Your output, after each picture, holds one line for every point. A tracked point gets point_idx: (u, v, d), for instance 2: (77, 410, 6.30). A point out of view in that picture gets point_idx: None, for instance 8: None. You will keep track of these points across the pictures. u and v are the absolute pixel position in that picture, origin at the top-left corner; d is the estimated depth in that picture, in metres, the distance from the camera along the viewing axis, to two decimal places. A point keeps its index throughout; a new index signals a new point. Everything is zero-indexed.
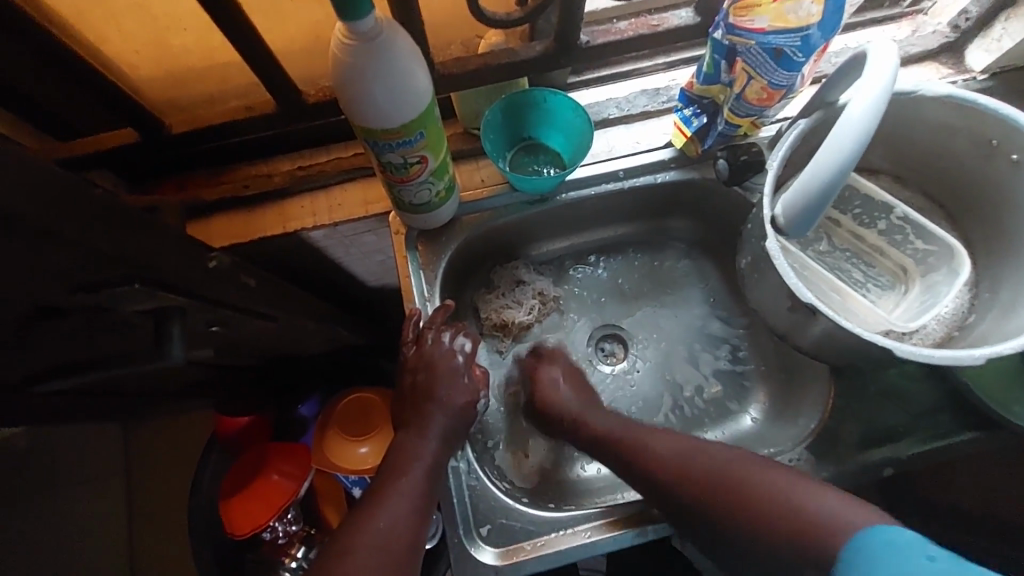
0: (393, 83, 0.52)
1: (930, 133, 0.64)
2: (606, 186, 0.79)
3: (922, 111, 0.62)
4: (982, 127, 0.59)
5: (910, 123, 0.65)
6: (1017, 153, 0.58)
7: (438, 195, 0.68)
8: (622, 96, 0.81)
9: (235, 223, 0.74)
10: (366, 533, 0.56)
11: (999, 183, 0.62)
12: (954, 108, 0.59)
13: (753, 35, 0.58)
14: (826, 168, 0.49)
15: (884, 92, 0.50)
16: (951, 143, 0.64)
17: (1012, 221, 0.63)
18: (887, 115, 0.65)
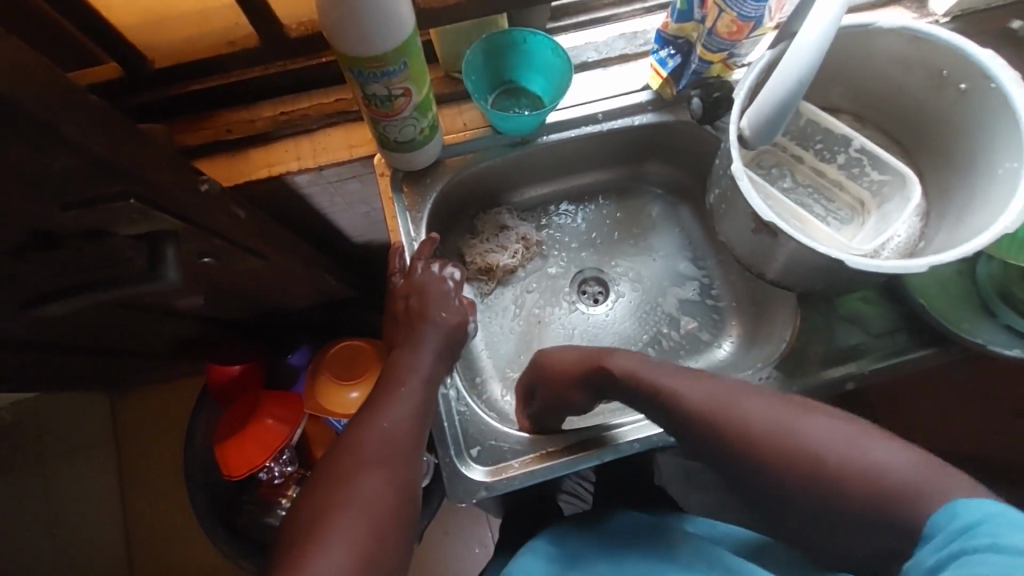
0: (375, 8, 0.54)
1: (887, 67, 0.67)
2: (586, 129, 0.81)
3: (878, 44, 0.65)
4: (934, 58, 0.62)
5: (866, 58, 0.67)
6: (965, 83, 0.61)
7: (422, 133, 0.70)
8: (600, 40, 0.83)
9: (221, 168, 0.75)
10: (372, 432, 0.59)
11: (948, 115, 0.66)
12: (909, 39, 0.62)
13: None
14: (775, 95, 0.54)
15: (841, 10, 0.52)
16: (906, 78, 0.67)
17: (958, 152, 0.66)
18: (844, 51, 0.67)
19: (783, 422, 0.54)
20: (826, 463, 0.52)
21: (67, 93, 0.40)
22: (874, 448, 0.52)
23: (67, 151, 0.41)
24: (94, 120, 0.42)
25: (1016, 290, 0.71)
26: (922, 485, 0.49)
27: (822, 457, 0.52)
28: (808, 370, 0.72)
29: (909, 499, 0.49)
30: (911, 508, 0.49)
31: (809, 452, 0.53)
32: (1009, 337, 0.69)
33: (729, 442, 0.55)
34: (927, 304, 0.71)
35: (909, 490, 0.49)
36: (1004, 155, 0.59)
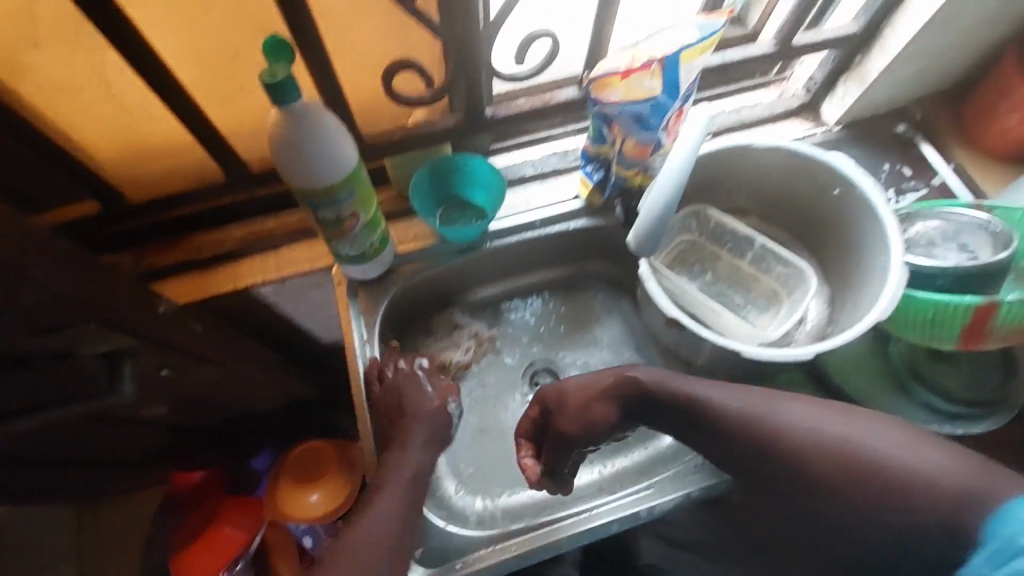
0: (321, 151, 0.63)
1: (777, 176, 0.77)
2: (526, 235, 0.90)
3: (762, 159, 0.75)
4: (812, 169, 0.72)
5: (757, 170, 0.77)
6: (839, 188, 0.71)
7: (372, 246, 0.77)
8: (536, 157, 0.94)
9: (190, 284, 0.82)
10: (356, 536, 0.62)
11: (833, 215, 0.75)
12: (787, 154, 0.72)
13: (612, 105, 0.69)
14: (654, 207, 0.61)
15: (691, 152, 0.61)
16: (794, 185, 0.77)
17: (847, 245, 0.75)
18: (736, 165, 0.77)
19: (800, 428, 0.65)
20: (876, 468, 0.62)
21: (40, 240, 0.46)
22: (918, 454, 0.62)
23: (32, 290, 0.47)
24: (61, 259, 0.49)
25: (920, 366, 0.78)
26: (977, 489, 0.59)
27: (864, 463, 0.63)
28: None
29: (953, 502, 0.59)
30: (935, 506, 0.60)
31: (814, 442, 0.64)
32: (924, 415, 0.75)
33: (734, 428, 0.66)
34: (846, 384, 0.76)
35: (919, 490, 0.60)
36: (880, 248, 0.68)
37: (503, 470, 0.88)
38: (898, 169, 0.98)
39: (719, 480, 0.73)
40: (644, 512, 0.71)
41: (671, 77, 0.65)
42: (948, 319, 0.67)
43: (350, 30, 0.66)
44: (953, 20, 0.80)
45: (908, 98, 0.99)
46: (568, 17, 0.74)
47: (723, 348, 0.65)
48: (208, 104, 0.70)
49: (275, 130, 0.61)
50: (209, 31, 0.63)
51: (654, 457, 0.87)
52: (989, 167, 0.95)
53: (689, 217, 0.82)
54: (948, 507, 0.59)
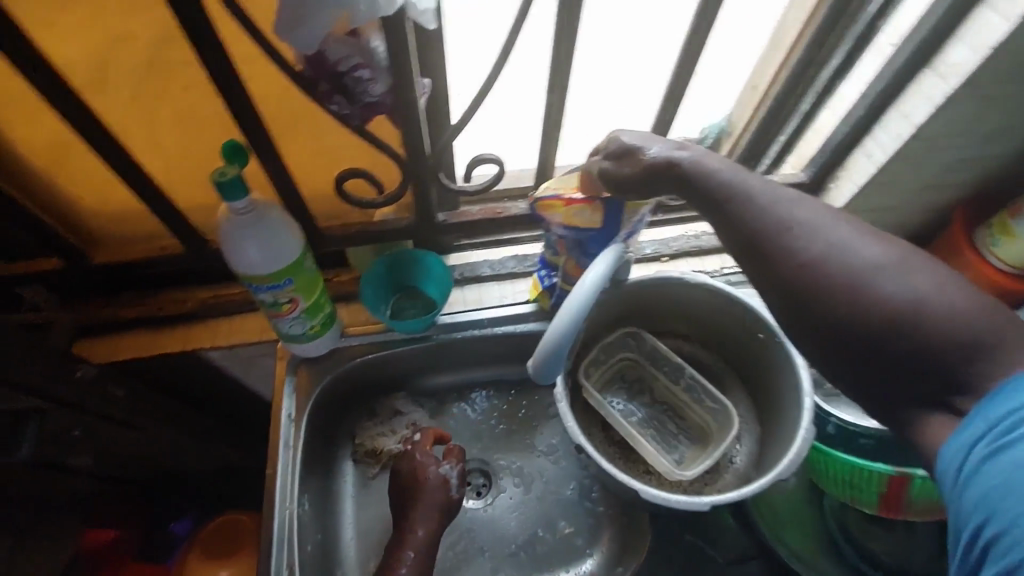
0: (262, 243, 0.67)
1: (710, 310, 0.78)
2: (472, 332, 0.91)
3: (694, 293, 0.77)
4: (739, 310, 0.74)
5: (690, 301, 0.79)
6: (762, 332, 0.72)
7: (312, 329, 0.80)
8: (495, 258, 0.98)
9: (140, 342, 0.85)
10: None
11: (760, 358, 0.75)
12: (715, 292, 0.75)
13: (555, 226, 0.72)
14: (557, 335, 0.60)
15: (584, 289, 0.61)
16: (726, 323, 0.78)
17: (771, 388, 0.75)
18: (671, 295, 0.79)
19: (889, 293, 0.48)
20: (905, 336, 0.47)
21: None
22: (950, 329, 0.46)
23: None
24: None
25: (851, 525, 0.73)
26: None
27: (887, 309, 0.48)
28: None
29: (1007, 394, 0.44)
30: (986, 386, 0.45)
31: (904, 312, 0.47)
32: None
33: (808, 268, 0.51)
34: (771, 534, 0.73)
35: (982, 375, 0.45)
36: (794, 401, 0.68)
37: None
38: None
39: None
40: None
41: (609, 213, 0.69)
42: (861, 484, 0.65)
43: (311, 140, 0.72)
44: (893, 184, 0.83)
45: None
46: (517, 143, 0.82)
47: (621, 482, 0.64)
48: (174, 185, 0.76)
49: (224, 221, 0.66)
50: (177, 129, 0.69)
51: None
52: None
53: (627, 336, 0.82)
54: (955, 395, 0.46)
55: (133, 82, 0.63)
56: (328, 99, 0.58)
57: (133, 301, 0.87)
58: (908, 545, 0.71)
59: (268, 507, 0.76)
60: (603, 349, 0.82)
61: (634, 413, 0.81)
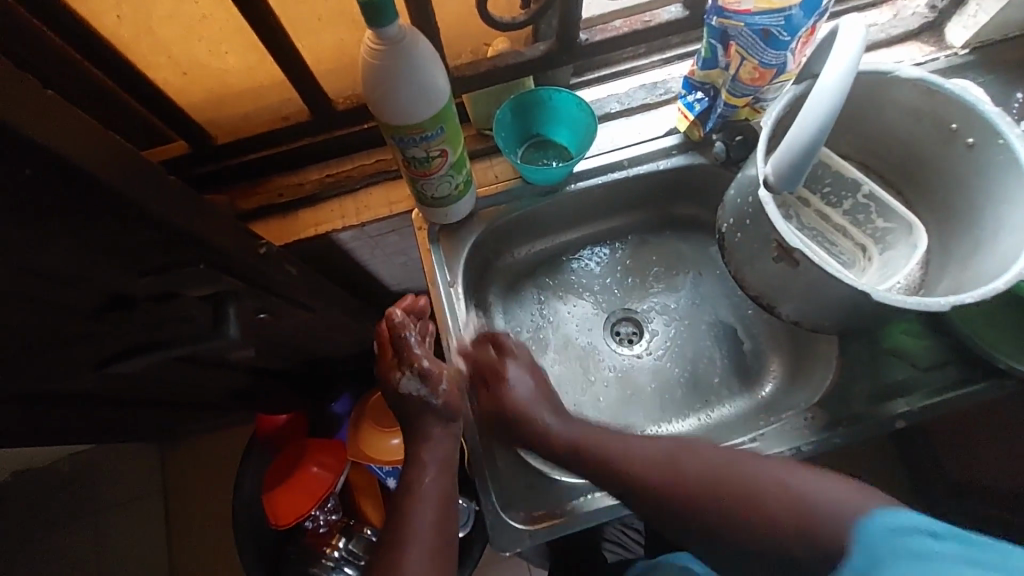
0: (413, 83, 0.58)
1: (899, 116, 0.68)
2: (612, 175, 0.84)
3: (891, 95, 0.66)
4: (943, 112, 0.64)
5: (886, 105, 0.68)
6: (973, 137, 0.63)
7: (457, 189, 0.73)
8: (622, 92, 0.87)
9: (272, 228, 0.81)
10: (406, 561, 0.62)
11: (956, 167, 0.67)
12: (921, 91, 0.64)
13: (741, 16, 0.61)
14: (807, 127, 0.51)
15: (850, 69, 0.51)
16: (914, 128, 0.68)
17: (964, 202, 0.67)
18: (861, 96, 0.68)
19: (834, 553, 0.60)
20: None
21: (143, 172, 0.44)
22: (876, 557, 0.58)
23: (146, 227, 0.46)
24: (172, 194, 0.47)
25: None
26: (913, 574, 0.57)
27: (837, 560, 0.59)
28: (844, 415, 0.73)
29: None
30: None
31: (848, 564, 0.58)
32: None
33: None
34: (977, 336, 0.69)
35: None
36: (1012, 210, 0.60)
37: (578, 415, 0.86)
38: None
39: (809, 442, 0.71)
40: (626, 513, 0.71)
41: None
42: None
43: None
44: None
45: None
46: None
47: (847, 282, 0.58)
48: (303, 40, 0.70)
49: (370, 57, 0.56)
50: None
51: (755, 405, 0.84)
52: None
53: None
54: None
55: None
56: None
57: (256, 185, 0.82)
58: None
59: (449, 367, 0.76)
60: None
61: None
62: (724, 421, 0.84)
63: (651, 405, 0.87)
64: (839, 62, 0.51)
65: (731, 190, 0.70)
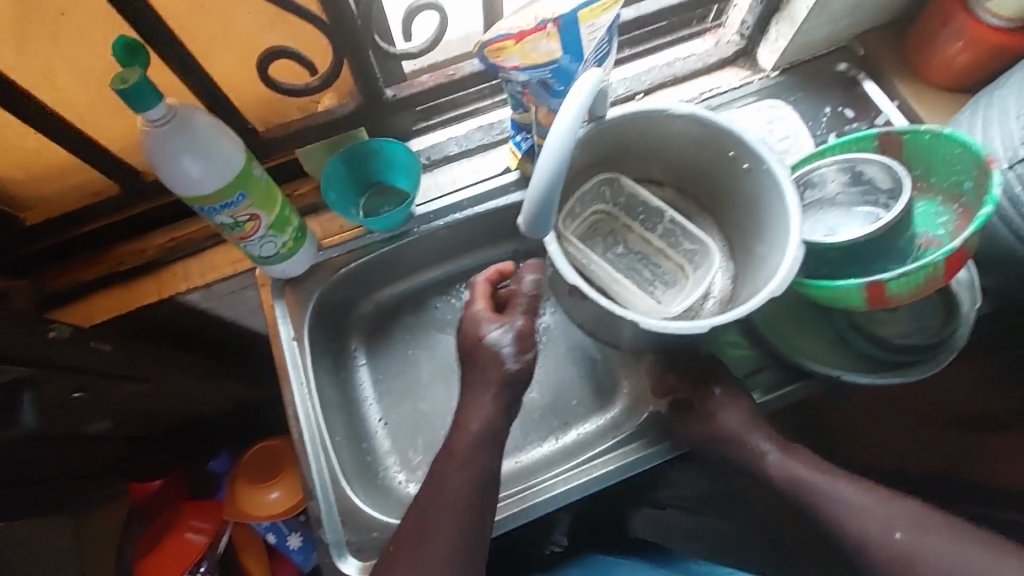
0: (197, 158, 0.59)
1: (686, 145, 0.73)
2: (455, 215, 0.87)
3: (674, 126, 0.71)
4: (722, 141, 0.69)
5: (673, 137, 0.73)
6: (747, 163, 0.68)
7: (286, 246, 0.75)
8: (460, 134, 0.91)
9: (114, 297, 0.81)
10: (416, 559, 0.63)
11: (741, 189, 0.72)
12: (696, 123, 0.69)
13: (513, 72, 0.64)
14: (541, 177, 0.53)
15: (576, 120, 0.54)
16: (703, 155, 0.73)
17: (752, 220, 0.72)
18: (649, 131, 0.73)
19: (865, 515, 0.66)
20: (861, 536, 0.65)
21: None
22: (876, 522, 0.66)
23: None
24: None
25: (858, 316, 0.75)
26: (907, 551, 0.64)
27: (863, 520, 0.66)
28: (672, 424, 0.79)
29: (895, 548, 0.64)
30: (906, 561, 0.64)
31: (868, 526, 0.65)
32: (858, 365, 0.74)
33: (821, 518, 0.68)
34: (781, 343, 0.75)
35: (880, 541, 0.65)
36: (780, 228, 0.65)
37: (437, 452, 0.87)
38: (840, 110, 0.93)
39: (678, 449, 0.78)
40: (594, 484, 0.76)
41: (571, 37, 0.61)
42: (842, 296, 0.66)
43: (203, 17, 0.61)
44: None
45: (849, 34, 0.94)
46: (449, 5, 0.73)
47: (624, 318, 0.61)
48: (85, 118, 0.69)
49: (146, 138, 0.57)
50: (61, 40, 0.59)
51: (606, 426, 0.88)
52: (940, 105, 0.90)
53: (604, 184, 0.76)
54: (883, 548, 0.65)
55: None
56: None
57: (92, 256, 0.82)
58: (919, 325, 0.74)
59: (294, 424, 0.77)
60: (579, 200, 0.75)
61: (613, 264, 0.76)
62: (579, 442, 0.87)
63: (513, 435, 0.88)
64: (568, 113, 0.54)
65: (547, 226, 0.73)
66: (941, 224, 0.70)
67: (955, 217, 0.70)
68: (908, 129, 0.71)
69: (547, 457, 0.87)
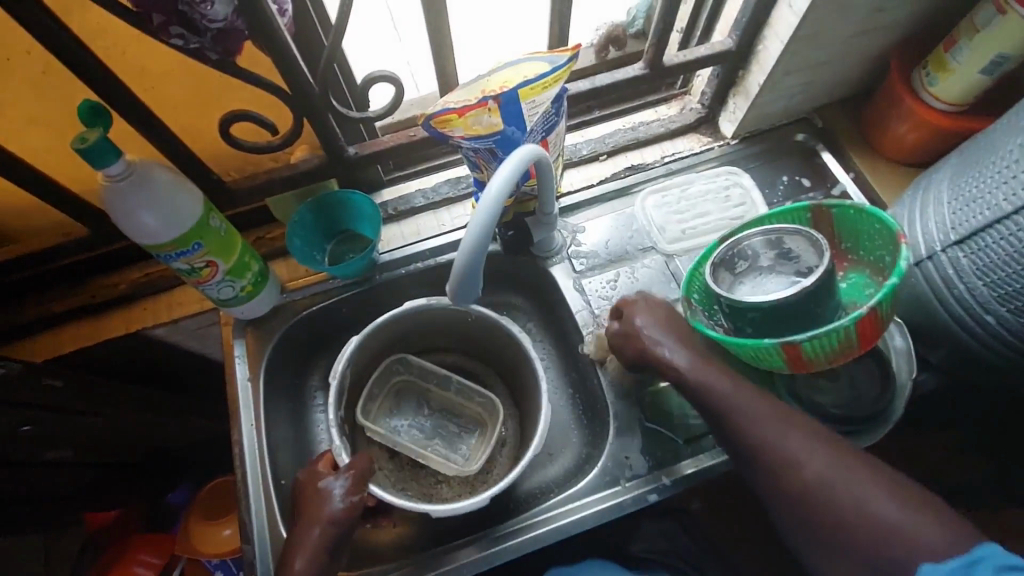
0: (154, 209, 0.63)
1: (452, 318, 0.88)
2: (417, 265, 0.90)
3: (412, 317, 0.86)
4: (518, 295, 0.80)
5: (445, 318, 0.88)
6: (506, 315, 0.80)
7: (245, 289, 0.78)
8: (428, 186, 0.95)
9: (83, 329, 0.85)
10: None
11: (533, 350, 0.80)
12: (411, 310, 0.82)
13: (459, 141, 0.68)
14: (475, 232, 0.54)
15: (511, 176, 0.56)
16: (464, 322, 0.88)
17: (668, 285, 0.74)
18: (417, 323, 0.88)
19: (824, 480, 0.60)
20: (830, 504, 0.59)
21: None
22: (867, 496, 0.59)
23: None
24: None
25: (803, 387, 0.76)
26: (887, 529, 0.57)
27: (829, 495, 0.60)
28: (665, 451, 0.77)
29: (865, 528, 0.58)
30: (885, 544, 0.57)
31: (814, 481, 0.60)
32: None
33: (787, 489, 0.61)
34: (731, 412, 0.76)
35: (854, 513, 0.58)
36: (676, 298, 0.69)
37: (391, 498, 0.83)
38: (798, 179, 0.96)
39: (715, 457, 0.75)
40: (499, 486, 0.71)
41: (511, 112, 0.65)
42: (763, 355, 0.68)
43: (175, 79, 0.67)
44: (824, 34, 0.78)
45: (807, 107, 0.97)
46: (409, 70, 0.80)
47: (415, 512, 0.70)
48: (61, 165, 0.73)
49: (107, 192, 0.61)
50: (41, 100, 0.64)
51: (570, 469, 0.85)
52: (896, 179, 0.93)
53: (395, 362, 0.88)
54: (856, 526, 0.58)
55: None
56: (166, 33, 0.52)
57: (65, 289, 0.85)
58: (855, 394, 0.75)
59: (239, 464, 0.78)
60: (376, 386, 0.87)
61: (421, 428, 0.87)
62: (530, 494, 0.85)
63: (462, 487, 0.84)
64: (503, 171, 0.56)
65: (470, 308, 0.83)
66: (870, 294, 0.73)
67: (883, 287, 0.72)
68: (834, 203, 0.73)
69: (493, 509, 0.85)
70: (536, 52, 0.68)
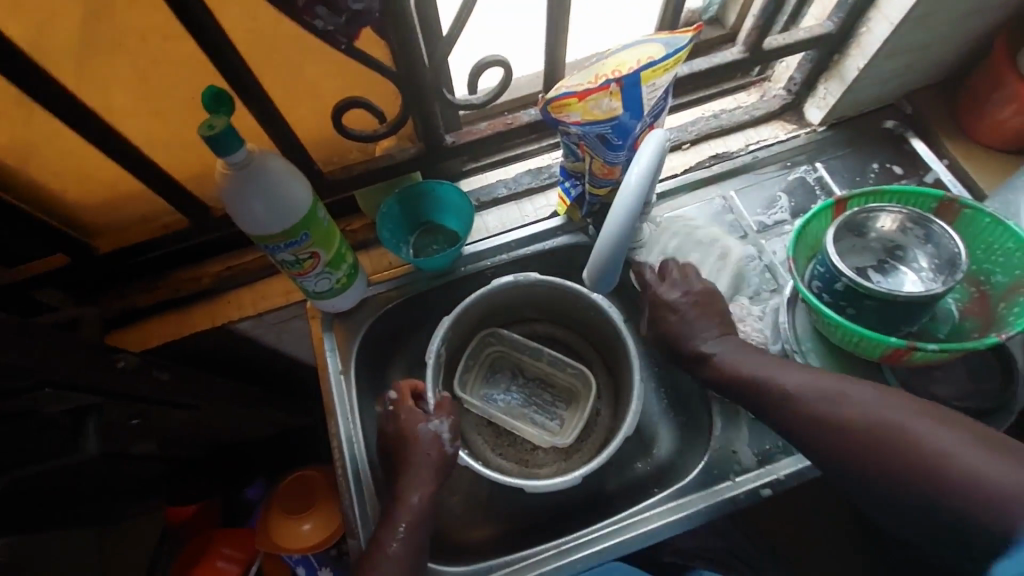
0: (269, 199, 0.62)
1: (546, 295, 0.86)
2: (503, 256, 0.88)
3: (505, 294, 0.85)
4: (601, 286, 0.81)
5: (534, 294, 0.86)
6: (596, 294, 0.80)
7: (340, 281, 0.77)
8: (509, 177, 0.93)
9: (169, 323, 0.84)
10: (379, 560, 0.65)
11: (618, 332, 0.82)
12: (517, 283, 0.83)
13: (573, 126, 0.66)
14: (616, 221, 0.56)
15: (652, 162, 0.56)
16: (549, 301, 0.88)
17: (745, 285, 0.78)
18: (507, 299, 0.87)
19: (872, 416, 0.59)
20: (887, 443, 0.57)
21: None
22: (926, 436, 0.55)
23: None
24: (12, 334, 0.50)
25: (918, 377, 0.75)
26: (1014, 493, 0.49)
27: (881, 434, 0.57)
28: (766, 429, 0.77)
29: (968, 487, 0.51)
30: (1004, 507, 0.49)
31: (909, 446, 0.56)
32: None
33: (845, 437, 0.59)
34: None
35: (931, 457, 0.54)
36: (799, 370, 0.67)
37: (492, 464, 0.85)
38: (888, 167, 0.93)
39: (808, 463, 0.73)
40: (581, 472, 0.73)
41: (631, 96, 0.63)
42: (864, 344, 0.70)
43: (283, 65, 0.66)
44: (938, 14, 0.75)
45: (897, 93, 0.94)
46: (517, 47, 0.79)
47: (515, 486, 0.72)
48: (161, 156, 0.72)
49: (225, 181, 0.60)
50: (155, 87, 0.64)
51: (658, 468, 0.84)
52: (994, 167, 0.89)
53: (487, 335, 0.89)
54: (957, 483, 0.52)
55: (95, 11, 0.55)
56: (308, 13, 0.51)
57: (150, 283, 0.84)
58: (975, 385, 0.73)
59: (337, 458, 0.77)
60: (470, 359, 0.88)
61: (513, 401, 0.88)
62: (622, 492, 0.83)
63: (552, 465, 0.85)
64: (644, 155, 0.56)
65: (564, 287, 0.83)
66: (952, 298, 0.76)
67: (969, 296, 0.75)
68: (971, 203, 0.72)
69: (585, 506, 0.83)
70: (652, 34, 0.65)
